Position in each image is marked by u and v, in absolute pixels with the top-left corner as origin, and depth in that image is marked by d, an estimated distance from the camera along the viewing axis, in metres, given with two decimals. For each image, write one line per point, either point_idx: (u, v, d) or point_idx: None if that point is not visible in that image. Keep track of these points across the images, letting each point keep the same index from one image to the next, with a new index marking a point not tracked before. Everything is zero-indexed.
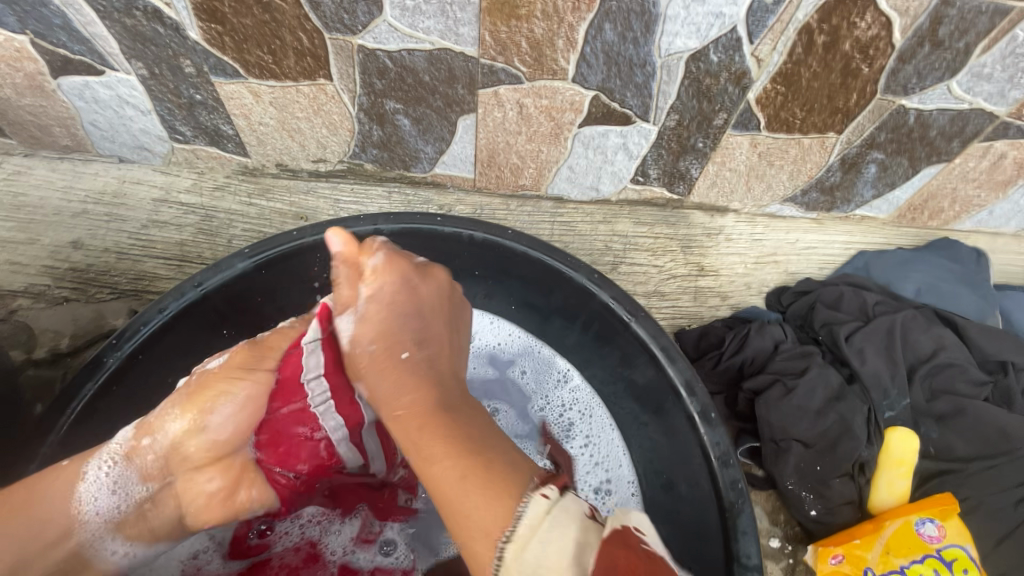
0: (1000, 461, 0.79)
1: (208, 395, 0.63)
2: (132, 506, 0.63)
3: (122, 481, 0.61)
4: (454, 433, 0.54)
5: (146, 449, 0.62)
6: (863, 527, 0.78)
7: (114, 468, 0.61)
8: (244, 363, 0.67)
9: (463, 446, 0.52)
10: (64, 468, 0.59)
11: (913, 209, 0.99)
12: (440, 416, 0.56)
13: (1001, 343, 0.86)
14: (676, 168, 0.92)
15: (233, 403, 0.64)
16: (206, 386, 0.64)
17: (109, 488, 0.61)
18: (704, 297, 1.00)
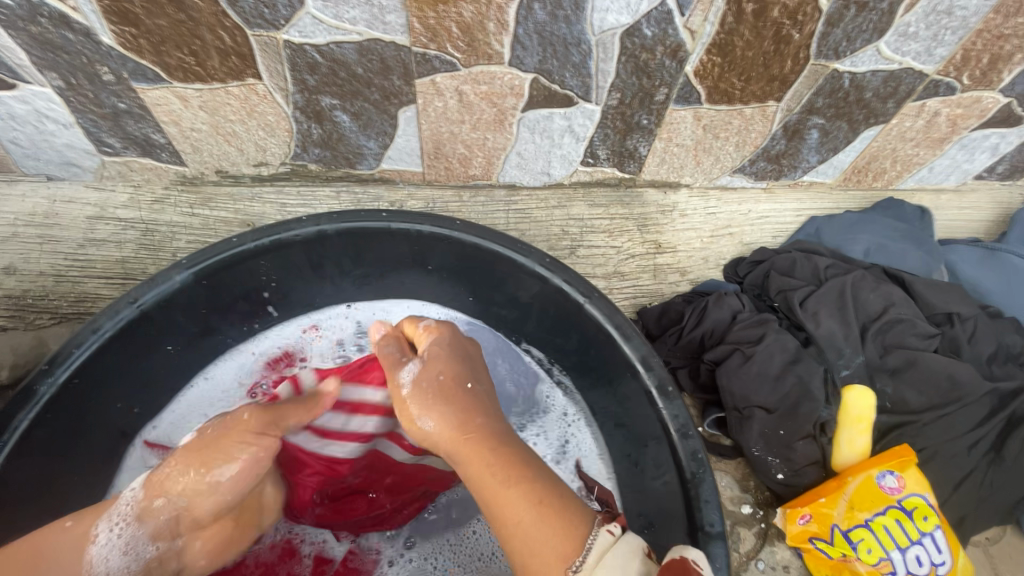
0: (951, 409, 0.81)
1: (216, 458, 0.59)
2: (143, 566, 0.61)
3: (133, 541, 0.60)
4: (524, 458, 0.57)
5: (156, 509, 0.60)
6: (828, 485, 0.80)
7: (125, 527, 0.60)
8: (262, 425, 0.62)
9: (533, 469, 0.56)
10: (69, 528, 0.59)
11: (858, 171, 1.00)
12: (510, 443, 0.59)
13: (946, 295, 0.88)
14: (624, 147, 0.92)
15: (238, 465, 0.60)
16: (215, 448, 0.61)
17: (120, 548, 0.60)
18: (663, 274, 1.02)
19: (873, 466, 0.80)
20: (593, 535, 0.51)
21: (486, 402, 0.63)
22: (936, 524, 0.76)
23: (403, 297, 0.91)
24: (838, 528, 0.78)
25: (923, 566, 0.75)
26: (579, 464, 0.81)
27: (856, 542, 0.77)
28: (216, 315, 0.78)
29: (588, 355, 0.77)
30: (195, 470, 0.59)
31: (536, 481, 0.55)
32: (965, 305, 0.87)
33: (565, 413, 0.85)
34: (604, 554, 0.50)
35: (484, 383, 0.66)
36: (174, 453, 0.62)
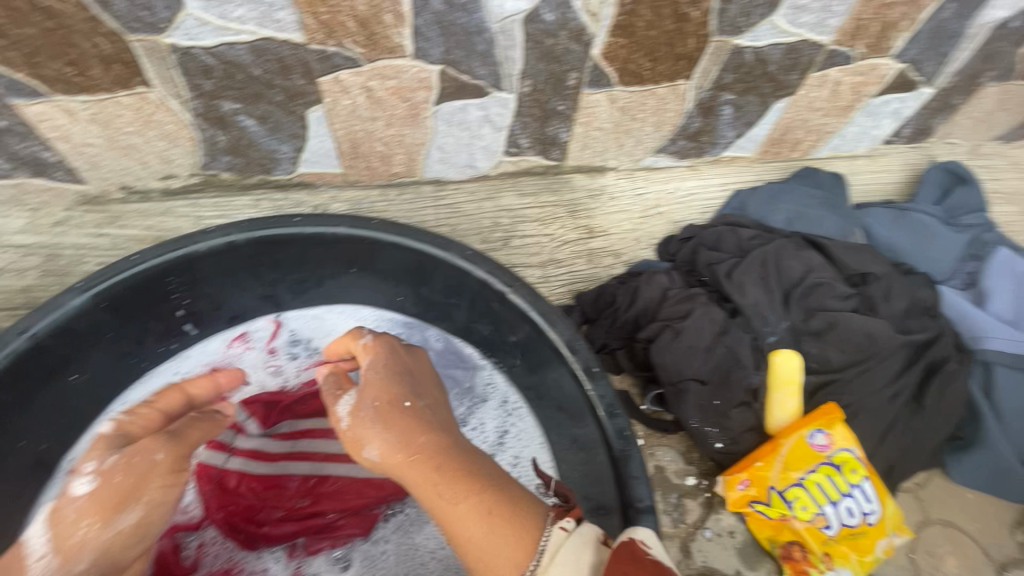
0: (870, 363, 0.84)
1: (129, 500, 0.62)
2: None
3: None
4: (467, 470, 0.58)
5: (74, 559, 0.59)
6: (763, 449, 0.82)
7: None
8: (174, 465, 0.65)
9: (476, 481, 0.57)
10: None
11: (775, 143, 1.03)
12: (455, 457, 0.60)
13: (861, 255, 0.91)
14: (544, 134, 0.92)
15: (160, 500, 0.64)
16: (121, 498, 0.61)
17: None
18: (598, 258, 1.03)
19: (804, 426, 0.82)
20: (545, 535, 0.52)
21: (427, 418, 0.64)
22: (864, 476, 0.79)
23: (335, 301, 0.87)
24: (775, 490, 0.80)
25: (855, 517, 0.78)
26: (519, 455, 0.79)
27: (792, 501, 0.79)
28: (127, 339, 0.75)
29: (521, 344, 0.76)
30: (102, 522, 0.60)
31: (481, 492, 0.56)
32: (878, 264, 0.90)
33: (506, 400, 0.82)
34: (558, 550, 0.50)
35: (427, 398, 0.68)
36: (75, 497, 0.61)
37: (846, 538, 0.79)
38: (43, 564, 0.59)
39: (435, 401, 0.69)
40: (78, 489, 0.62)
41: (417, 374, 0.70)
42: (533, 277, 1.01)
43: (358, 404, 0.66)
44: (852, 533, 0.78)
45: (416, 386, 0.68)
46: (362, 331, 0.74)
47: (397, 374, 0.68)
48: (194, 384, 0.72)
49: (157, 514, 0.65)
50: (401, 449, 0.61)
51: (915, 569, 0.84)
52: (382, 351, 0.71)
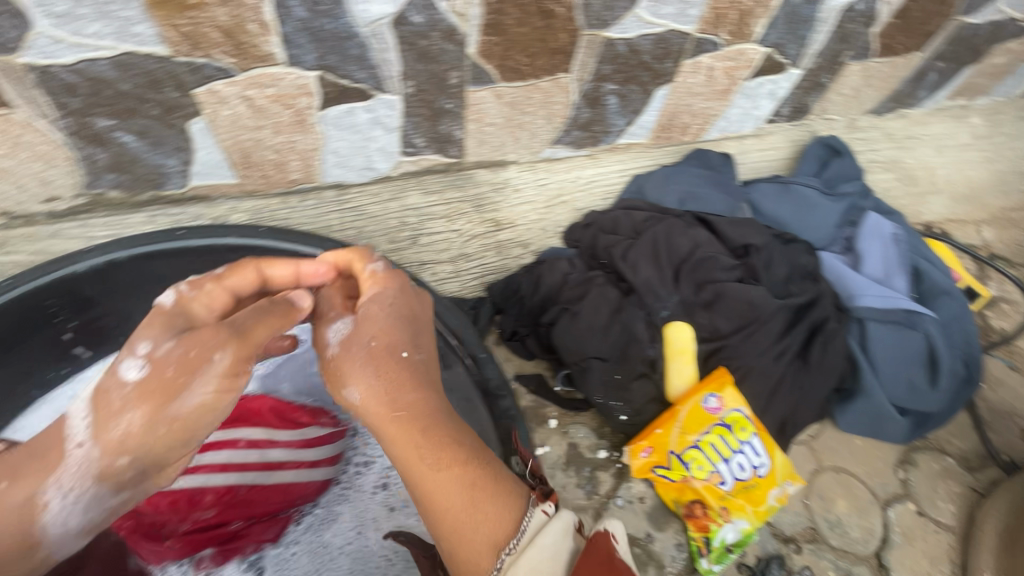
0: (752, 328, 0.89)
1: (183, 379, 0.51)
2: (108, 508, 0.57)
3: (85, 500, 0.54)
4: (450, 441, 0.57)
5: (120, 466, 0.53)
6: (663, 417, 0.87)
7: (75, 495, 0.53)
8: (230, 367, 0.54)
9: (464, 454, 0.57)
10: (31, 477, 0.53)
11: (665, 129, 1.09)
12: (441, 423, 0.58)
13: (744, 229, 0.97)
14: (438, 132, 0.94)
15: (205, 395, 0.53)
16: (176, 372, 0.51)
17: (74, 512, 0.54)
18: (507, 249, 1.07)
19: (698, 390, 0.87)
20: (529, 515, 0.55)
21: (420, 376, 0.60)
22: (752, 432, 0.85)
23: None
24: (674, 454, 0.85)
25: (746, 470, 0.84)
26: None
27: (689, 462, 0.84)
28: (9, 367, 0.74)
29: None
30: (156, 402, 0.51)
31: (469, 457, 0.57)
32: (759, 235, 0.96)
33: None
34: (538, 533, 0.53)
35: (426, 351, 0.63)
36: (121, 377, 0.52)
37: (742, 491, 0.84)
38: (84, 454, 0.52)
39: (433, 352, 0.64)
40: (126, 372, 0.52)
41: (417, 317, 0.64)
42: (443, 271, 1.04)
43: (356, 335, 0.61)
44: (744, 486, 0.84)
45: (407, 326, 0.63)
46: (373, 254, 0.69)
47: (395, 316, 0.62)
48: (308, 263, 0.66)
49: (220, 397, 0.54)
50: (383, 404, 0.58)
51: (809, 513, 0.91)
52: (389, 281, 0.65)
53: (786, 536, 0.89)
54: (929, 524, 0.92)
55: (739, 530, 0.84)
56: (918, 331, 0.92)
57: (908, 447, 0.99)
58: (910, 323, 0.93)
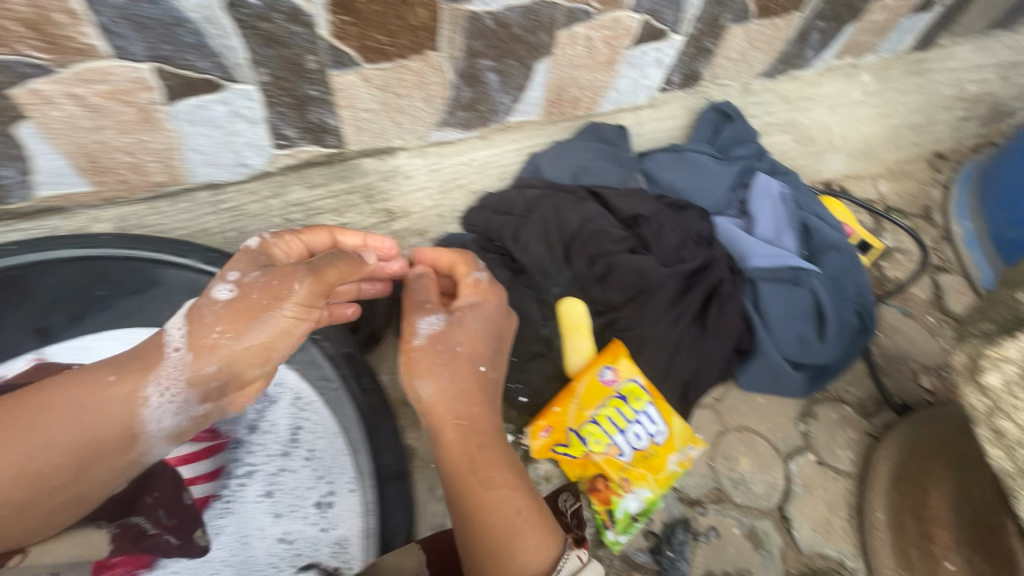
0: (642, 297, 0.90)
1: (244, 322, 0.62)
2: (193, 425, 0.65)
3: (179, 403, 0.62)
4: (507, 462, 0.66)
5: (206, 372, 0.62)
6: (562, 394, 0.86)
7: (172, 393, 0.62)
8: (307, 300, 0.65)
9: (518, 480, 0.65)
10: (113, 383, 0.60)
11: (555, 103, 1.07)
12: (498, 443, 0.67)
13: (633, 200, 0.97)
14: (309, 122, 0.90)
15: (270, 327, 0.63)
16: (269, 298, 0.63)
17: (168, 411, 0.62)
18: (403, 239, 1.03)
19: (594, 364, 0.86)
20: (564, 555, 0.61)
21: (488, 392, 0.70)
22: (647, 401, 0.85)
23: None
24: (572, 430, 0.84)
25: (644, 439, 0.84)
26: (314, 448, 0.78)
27: (587, 437, 0.83)
28: None
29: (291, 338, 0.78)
30: (228, 329, 0.62)
31: (524, 489, 0.65)
32: (647, 205, 0.97)
33: (299, 397, 0.79)
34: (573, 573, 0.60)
35: (498, 373, 0.73)
36: (215, 303, 0.63)
37: (641, 460, 0.84)
38: (179, 357, 0.62)
39: (502, 377, 0.74)
40: (217, 294, 0.63)
41: (503, 337, 0.75)
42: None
43: (442, 338, 0.71)
44: (643, 455, 0.84)
45: (501, 347, 0.74)
46: (478, 263, 0.79)
47: (489, 331, 0.73)
48: (375, 238, 0.80)
49: (285, 335, 0.65)
50: (448, 413, 0.67)
51: (714, 474, 0.92)
52: (491, 294, 0.75)
53: (692, 499, 0.89)
54: (829, 472, 0.94)
55: (641, 499, 0.84)
56: (803, 288, 0.95)
57: (810, 400, 1.02)
58: (797, 280, 0.96)
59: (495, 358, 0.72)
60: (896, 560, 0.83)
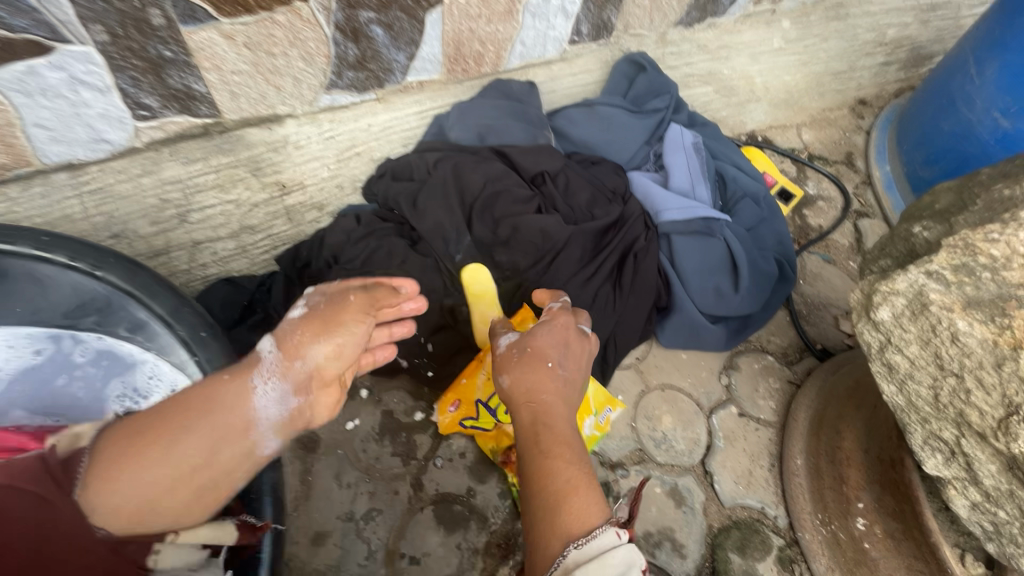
0: (550, 258, 0.86)
1: (326, 326, 0.60)
2: (294, 420, 0.58)
3: (280, 395, 0.57)
4: (569, 444, 0.58)
5: (294, 369, 0.58)
6: (471, 366, 0.79)
7: (276, 382, 0.58)
8: (362, 306, 0.63)
9: (579, 461, 0.56)
10: (227, 382, 0.57)
11: (455, 60, 1.00)
12: (568, 431, 0.59)
13: (538, 157, 0.93)
14: (171, 88, 0.79)
15: (348, 330, 0.60)
16: (334, 318, 0.61)
17: (274, 401, 0.57)
18: (298, 216, 1.02)
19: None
20: (598, 530, 0.50)
21: (561, 388, 0.62)
22: None
23: None
24: (480, 403, 0.77)
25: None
26: None
27: (497, 408, 0.78)
28: None
29: (144, 331, 0.67)
30: (304, 334, 0.59)
31: (580, 463, 0.57)
32: (553, 161, 0.93)
33: (173, 390, 0.70)
34: (598, 549, 0.47)
35: (571, 373, 0.65)
36: (291, 322, 0.62)
37: None
38: (271, 360, 0.58)
39: (579, 376, 0.66)
40: (294, 312, 0.63)
41: (580, 341, 0.69)
42: (226, 249, 0.98)
43: (515, 339, 0.67)
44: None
45: (574, 355, 0.67)
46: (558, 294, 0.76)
47: (567, 326, 0.68)
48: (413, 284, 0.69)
49: (342, 348, 0.60)
50: (524, 393, 0.62)
51: (636, 435, 0.91)
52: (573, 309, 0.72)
53: (614, 462, 0.88)
54: (750, 423, 0.94)
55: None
56: (717, 238, 0.93)
57: (732, 352, 1.01)
58: (710, 231, 0.94)
59: (566, 361, 0.65)
60: (813, 506, 0.82)
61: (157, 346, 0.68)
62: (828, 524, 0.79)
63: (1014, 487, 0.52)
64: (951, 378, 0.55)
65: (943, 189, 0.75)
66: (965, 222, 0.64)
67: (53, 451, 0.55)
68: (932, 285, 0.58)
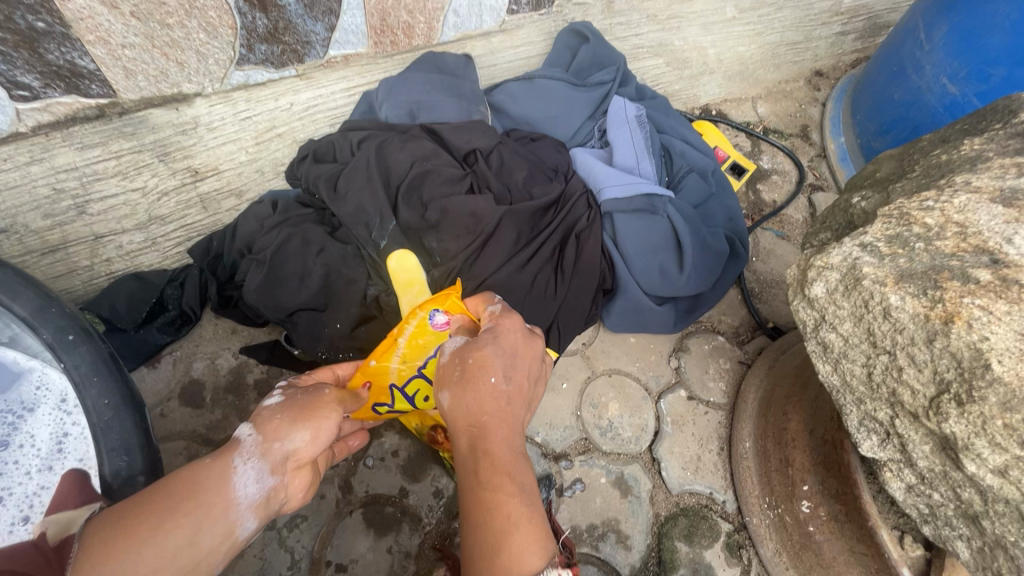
0: (482, 242, 0.81)
1: (313, 413, 0.55)
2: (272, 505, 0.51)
3: (263, 473, 0.50)
4: (514, 473, 0.47)
5: (275, 451, 0.52)
6: (381, 345, 0.71)
7: (259, 461, 0.50)
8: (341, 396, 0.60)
9: (526, 495, 0.46)
10: (208, 465, 0.50)
11: (381, 31, 0.92)
12: (511, 457, 0.48)
13: (469, 134, 0.88)
14: (51, 65, 0.70)
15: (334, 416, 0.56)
16: (314, 405, 0.56)
17: (254, 482, 0.50)
18: (215, 204, 0.94)
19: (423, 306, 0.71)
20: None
21: (506, 404, 0.51)
22: None
23: None
24: (395, 386, 0.72)
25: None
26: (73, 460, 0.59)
27: (413, 394, 0.73)
28: None
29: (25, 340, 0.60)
30: (287, 418, 0.54)
31: (530, 496, 0.46)
32: (486, 139, 0.88)
33: (65, 399, 0.61)
34: None
35: (519, 382, 0.53)
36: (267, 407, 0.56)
37: None
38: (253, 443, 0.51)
39: (528, 389, 0.55)
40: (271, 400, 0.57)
41: (533, 347, 0.57)
42: (133, 242, 0.90)
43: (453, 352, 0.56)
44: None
45: (523, 362, 0.55)
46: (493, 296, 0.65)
47: (514, 331, 0.57)
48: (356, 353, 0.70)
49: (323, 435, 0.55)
50: (461, 413, 0.51)
51: (581, 425, 0.88)
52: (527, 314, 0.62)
53: (557, 454, 0.86)
54: (699, 406, 0.91)
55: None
56: (659, 216, 0.90)
57: (683, 334, 0.98)
58: (652, 208, 0.90)
59: (513, 368, 0.53)
60: (761, 490, 0.79)
61: (43, 351, 0.61)
62: (775, 508, 0.77)
63: (948, 468, 0.49)
64: (883, 355, 0.52)
65: (884, 157, 0.72)
66: (902, 189, 0.61)
67: (46, 537, 0.49)
68: (866, 258, 0.54)
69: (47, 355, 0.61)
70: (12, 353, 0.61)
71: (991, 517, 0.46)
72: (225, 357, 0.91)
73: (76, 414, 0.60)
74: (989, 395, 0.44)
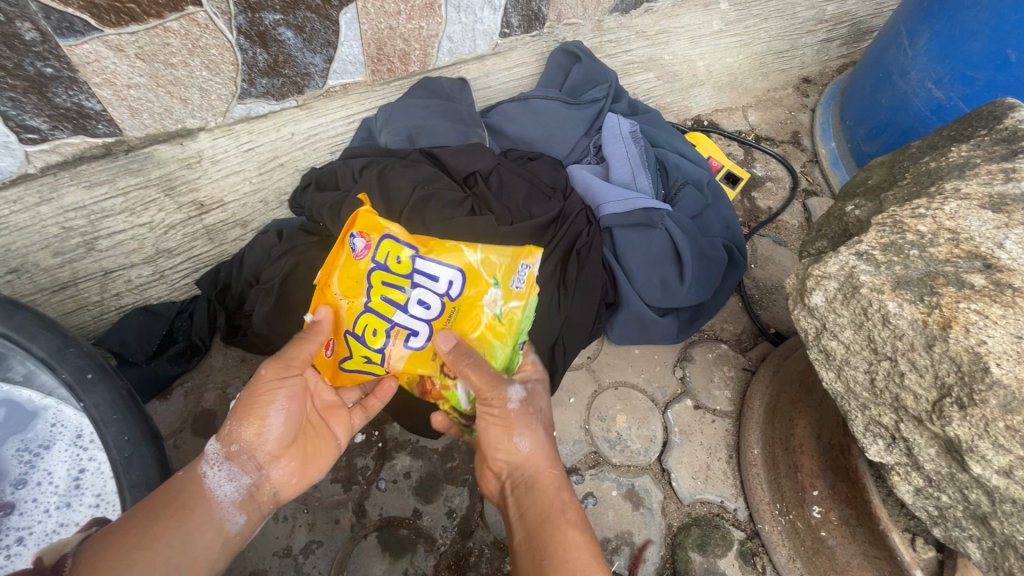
0: None
1: (260, 403, 0.57)
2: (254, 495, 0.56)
3: (235, 472, 0.55)
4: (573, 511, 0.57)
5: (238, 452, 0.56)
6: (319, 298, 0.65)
7: (227, 465, 0.55)
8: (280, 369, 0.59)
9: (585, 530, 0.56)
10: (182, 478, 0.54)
11: (377, 60, 0.95)
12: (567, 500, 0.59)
13: (469, 157, 0.90)
14: (59, 108, 0.71)
15: (284, 401, 0.58)
16: (255, 397, 0.58)
17: (227, 482, 0.55)
18: (220, 234, 0.96)
19: (337, 243, 0.66)
20: None
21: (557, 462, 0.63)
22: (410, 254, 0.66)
23: None
24: (349, 333, 0.64)
25: (435, 300, 0.65)
26: (92, 495, 0.60)
27: (364, 332, 0.64)
28: None
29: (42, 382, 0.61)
30: (238, 418, 0.57)
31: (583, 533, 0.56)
32: (484, 161, 0.90)
33: (81, 434, 0.62)
34: None
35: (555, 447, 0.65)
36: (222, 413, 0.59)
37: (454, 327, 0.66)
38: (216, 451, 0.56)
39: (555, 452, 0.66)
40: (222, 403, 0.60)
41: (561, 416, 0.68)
42: (142, 276, 0.91)
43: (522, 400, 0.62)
44: (445, 320, 0.65)
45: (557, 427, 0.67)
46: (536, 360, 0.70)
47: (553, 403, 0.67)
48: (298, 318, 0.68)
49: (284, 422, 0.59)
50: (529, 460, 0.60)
51: (590, 438, 0.89)
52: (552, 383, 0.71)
53: (568, 468, 0.86)
54: (706, 416, 0.92)
55: None
56: (657, 229, 0.90)
57: (685, 344, 0.99)
58: (650, 222, 0.91)
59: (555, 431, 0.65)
60: (772, 496, 0.80)
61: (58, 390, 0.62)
62: (787, 514, 0.77)
63: (954, 470, 0.50)
64: (885, 361, 0.53)
65: (875, 165, 0.74)
66: (893, 197, 0.63)
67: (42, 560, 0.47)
68: (863, 267, 0.55)
69: (64, 394, 0.62)
70: (29, 392, 0.62)
71: (999, 517, 0.47)
72: (235, 386, 0.92)
73: (97, 449, 0.61)
74: (989, 398, 0.45)
